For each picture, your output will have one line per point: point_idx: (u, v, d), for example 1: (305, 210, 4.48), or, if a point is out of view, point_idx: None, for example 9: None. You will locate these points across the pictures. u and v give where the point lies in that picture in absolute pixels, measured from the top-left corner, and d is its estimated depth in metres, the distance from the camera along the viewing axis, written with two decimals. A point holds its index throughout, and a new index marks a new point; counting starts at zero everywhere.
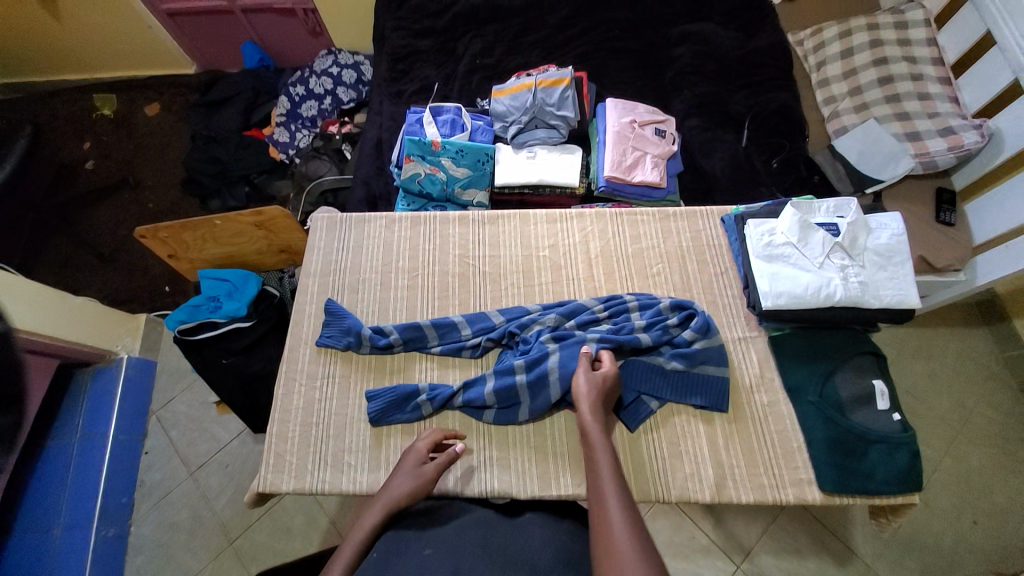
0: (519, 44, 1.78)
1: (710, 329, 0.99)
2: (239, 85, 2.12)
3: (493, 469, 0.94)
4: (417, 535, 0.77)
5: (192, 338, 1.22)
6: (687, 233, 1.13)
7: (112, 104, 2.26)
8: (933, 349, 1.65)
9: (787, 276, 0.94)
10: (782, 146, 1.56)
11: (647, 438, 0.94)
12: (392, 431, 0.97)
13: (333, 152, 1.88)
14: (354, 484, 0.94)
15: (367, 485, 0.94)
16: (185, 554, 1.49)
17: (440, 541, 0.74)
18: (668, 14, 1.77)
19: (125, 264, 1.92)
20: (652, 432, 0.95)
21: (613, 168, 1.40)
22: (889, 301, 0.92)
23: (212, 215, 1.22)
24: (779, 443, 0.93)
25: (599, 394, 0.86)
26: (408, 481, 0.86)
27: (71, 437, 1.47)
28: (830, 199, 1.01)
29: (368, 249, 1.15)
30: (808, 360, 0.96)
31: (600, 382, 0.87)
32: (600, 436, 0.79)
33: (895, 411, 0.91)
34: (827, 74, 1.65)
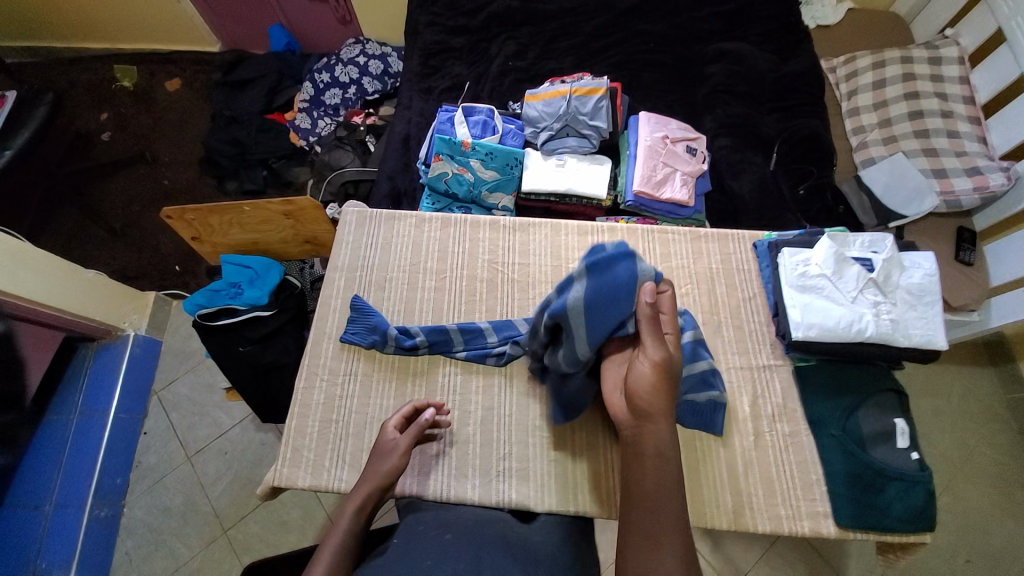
0: (552, 50, 1.77)
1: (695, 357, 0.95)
2: (264, 67, 2.10)
3: (513, 479, 0.94)
4: (436, 536, 0.77)
5: (209, 323, 1.21)
6: (717, 255, 1.13)
7: (134, 76, 2.24)
8: (939, 386, 1.66)
9: (820, 308, 0.95)
10: (810, 173, 1.55)
11: None
12: None
13: (357, 143, 1.87)
14: None
15: None
16: (181, 538, 1.48)
17: (459, 530, 0.79)
18: (703, 31, 1.77)
19: (136, 239, 1.89)
20: None
21: (642, 182, 1.40)
22: (919, 341, 0.92)
23: (241, 201, 1.21)
24: (798, 474, 0.94)
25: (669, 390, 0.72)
26: (394, 457, 0.85)
27: (70, 415, 1.48)
28: (865, 234, 1.01)
29: (397, 247, 1.15)
30: (833, 393, 0.96)
31: (670, 370, 0.72)
32: (670, 449, 0.69)
33: (914, 451, 0.90)
34: (858, 104, 1.65)
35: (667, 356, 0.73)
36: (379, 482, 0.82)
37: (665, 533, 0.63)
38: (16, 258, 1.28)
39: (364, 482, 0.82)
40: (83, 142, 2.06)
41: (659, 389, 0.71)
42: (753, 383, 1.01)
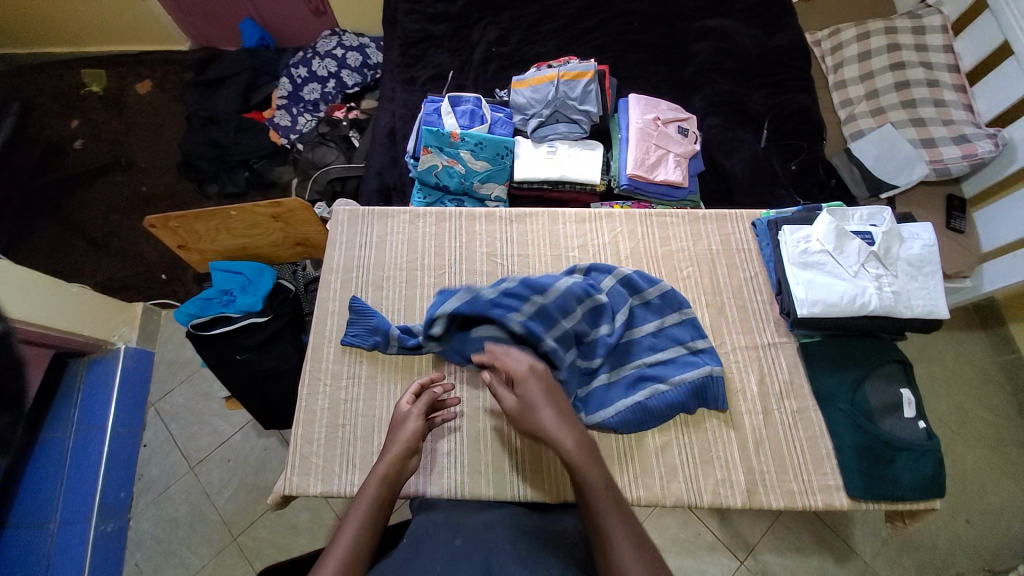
0: (536, 34, 1.73)
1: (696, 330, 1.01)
2: (238, 65, 2.03)
3: (526, 473, 0.94)
4: (452, 532, 0.77)
5: (204, 333, 1.18)
6: (717, 236, 1.13)
7: (103, 81, 2.15)
8: (932, 352, 1.69)
9: (824, 284, 0.95)
10: (801, 148, 1.55)
11: (678, 443, 0.95)
12: None
13: (341, 139, 1.82)
14: None
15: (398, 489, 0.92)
16: (189, 550, 1.46)
17: (470, 533, 0.75)
18: (688, 8, 1.75)
19: (117, 249, 1.83)
20: (684, 437, 0.95)
21: (636, 166, 1.38)
22: (921, 311, 0.93)
23: (228, 205, 1.16)
24: (808, 449, 0.95)
25: (545, 393, 0.78)
26: (414, 426, 0.84)
27: (66, 432, 1.40)
28: (863, 208, 1.01)
29: (392, 245, 1.12)
30: (840, 368, 0.96)
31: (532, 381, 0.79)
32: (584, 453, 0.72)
33: (920, 420, 0.92)
34: (844, 76, 1.65)
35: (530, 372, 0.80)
36: (398, 457, 0.81)
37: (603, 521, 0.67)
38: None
39: (382, 459, 0.81)
40: (54, 151, 1.98)
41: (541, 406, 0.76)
42: (760, 361, 1.01)
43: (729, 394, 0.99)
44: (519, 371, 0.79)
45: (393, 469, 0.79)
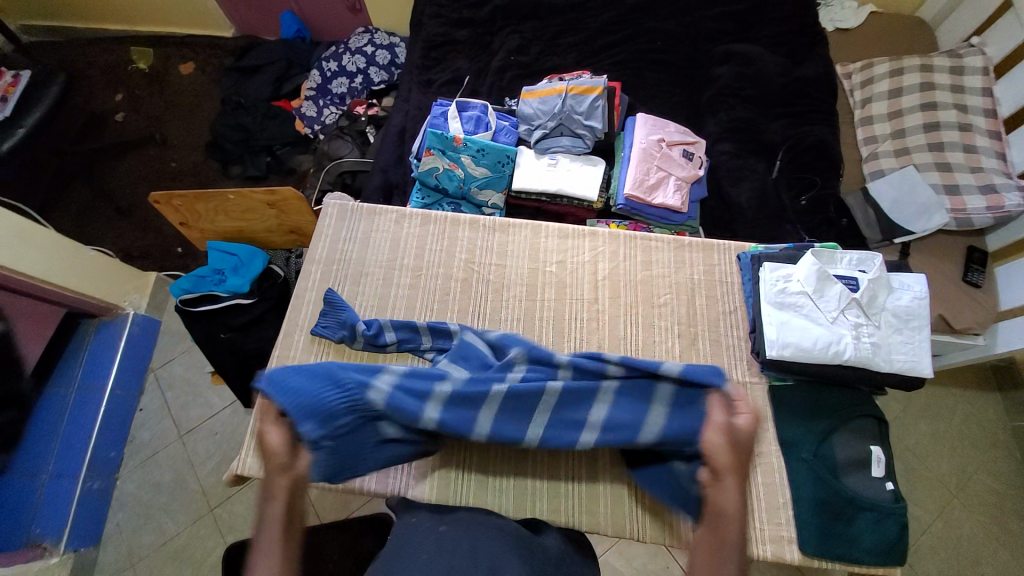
0: (557, 45, 1.74)
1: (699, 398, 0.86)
2: (273, 54, 2.11)
3: (469, 491, 0.94)
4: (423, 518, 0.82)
5: (192, 309, 1.24)
6: (700, 265, 1.11)
7: (150, 59, 2.28)
8: (941, 409, 1.58)
9: (798, 327, 0.95)
10: (813, 184, 1.49)
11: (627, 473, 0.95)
12: None
13: (357, 134, 1.85)
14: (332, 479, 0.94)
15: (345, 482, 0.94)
16: (165, 515, 1.51)
17: (454, 520, 0.80)
18: (714, 29, 1.70)
19: (141, 219, 1.93)
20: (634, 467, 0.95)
21: (634, 186, 1.36)
22: (901, 367, 0.94)
23: (227, 189, 1.22)
24: (766, 497, 0.91)
25: (733, 447, 0.79)
26: (282, 440, 0.78)
27: (68, 389, 1.47)
28: (855, 252, 1.01)
29: (375, 242, 1.14)
30: (810, 417, 0.93)
31: (730, 433, 0.80)
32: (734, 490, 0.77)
33: (888, 481, 0.89)
34: (871, 112, 1.58)
35: (734, 427, 0.80)
36: (284, 467, 0.76)
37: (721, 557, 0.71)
38: (9, 228, 1.25)
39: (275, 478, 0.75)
40: (98, 123, 2.11)
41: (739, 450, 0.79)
42: None
43: None
44: (716, 423, 0.81)
45: (287, 481, 0.75)
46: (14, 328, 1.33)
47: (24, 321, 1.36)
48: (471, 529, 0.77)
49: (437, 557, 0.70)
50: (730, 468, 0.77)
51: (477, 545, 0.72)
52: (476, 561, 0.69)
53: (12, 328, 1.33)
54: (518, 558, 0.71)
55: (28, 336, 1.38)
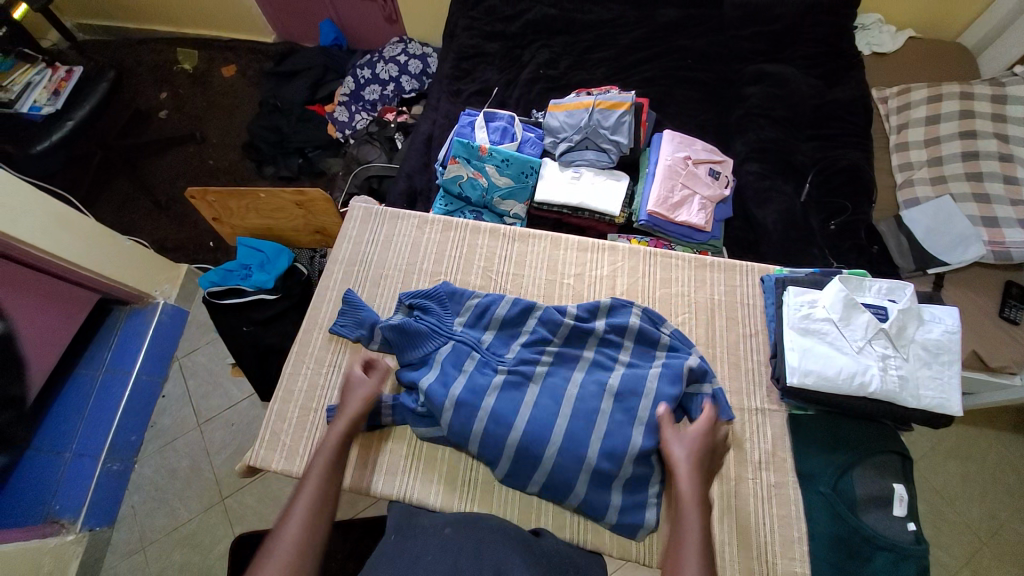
0: (586, 60, 1.75)
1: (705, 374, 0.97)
2: (310, 61, 2.19)
3: (475, 492, 0.94)
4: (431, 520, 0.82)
5: (218, 302, 1.28)
6: (722, 286, 1.11)
7: (194, 61, 2.39)
8: (971, 449, 1.51)
9: (821, 354, 0.95)
10: (844, 209, 1.46)
11: None
12: (383, 437, 0.99)
13: (386, 140, 1.88)
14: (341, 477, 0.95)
15: (353, 481, 0.95)
16: (178, 501, 1.52)
17: (458, 523, 0.78)
18: (747, 50, 1.69)
19: (176, 212, 2.00)
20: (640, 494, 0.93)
21: (658, 203, 1.35)
22: (928, 403, 0.92)
23: (259, 187, 1.26)
24: (779, 529, 0.91)
25: (694, 459, 0.84)
26: (366, 391, 0.94)
27: (97, 370, 1.53)
28: (884, 281, 1.00)
29: (396, 246, 1.17)
30: (830, 450, 0.95)
31: (690, 444, 0.86)
32: (694, 505, 0.79)
33: (910, 521, 0.89)
34: (907, 139, 1.53)
35: (687, 442, 0.86)
36: (355, 414, 0.91)
37: (677, 561, 0.73)
38: (47, 213, 1.30)
39: (341, 418, 0.90)
40: (142, 119, 2.21)
41: (700, 461, 0.84)
42: (743, 426, 0.98)
43: None
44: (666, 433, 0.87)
45: (350, 427, 0.90)
46: (15, 328, 1.27)
47: (24, 318, 1.29)
48: (477, 531, 0.76)
49: (441, 558, 0.69)
50: (687, 470, 0.82)
51: (481, 544, 0.72)
52: (481, 562, 0.69)
53: (12, 328, 1.26)
54: (521, 558, 0.71)
55: (53, 326, 1.38)
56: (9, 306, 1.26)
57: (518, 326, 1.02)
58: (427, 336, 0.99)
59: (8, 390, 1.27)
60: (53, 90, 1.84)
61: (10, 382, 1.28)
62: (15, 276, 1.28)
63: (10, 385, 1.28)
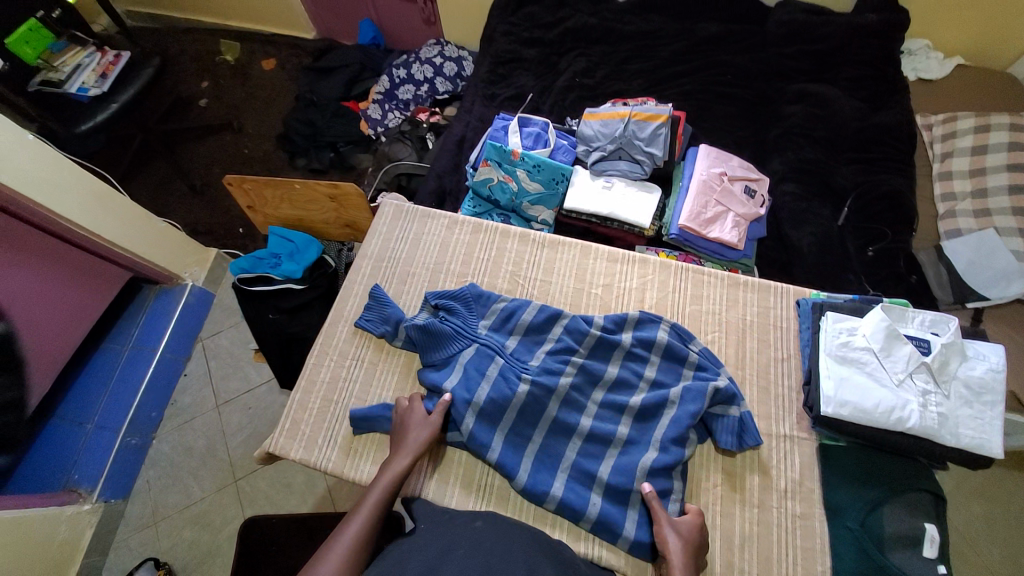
0: (623, 71, 1.74)
1: (734, 399, 0.94)
2: (348, 58, 2.22)
3: (490, 496, 0.92)
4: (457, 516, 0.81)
5: (247, 288, 1.30)
6: (754, 306, 1.09)
7: (236, 52, 2.45)
8: (1004, 494, 1.44)
9: (857, 385, 0.91)
10: (882, 235, 1.41)
11: None
12: None
13: (417, 139, 1.89)
14: (357, 472, 0.94)
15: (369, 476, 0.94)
16: (191, 480, 1.54)
17: (488, 518, 0.78)
18: (789, 68, 1.66)
19: (209, 197, 2.05)
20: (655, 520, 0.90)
21: (690, 218, 1.33)
22: (968, 443, 0.87)
23: (295, 179, 1.28)
24: (803, 562, 0.88)
25: (691, 549, 0.80)
26: (422, 431, 0.88)
27: (123, 346, 1.55)
28: (928, 313, 0.97)
29: (425, 244, 1.17)
30: (859, 484, 0.91)
31: (686, 534, 0.81)
32: None
33: (942, 564, 0.84)
34: (951, 168, 1.48)
35: (684, 532, 0.81)
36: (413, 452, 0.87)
37: None
38: (87, 191, 1.34)
39: (401, 453, 0.87)
40: (183, 106, 2.27)
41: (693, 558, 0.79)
42: (769, 451, 0.96)
43: (727, 479, 0.93)
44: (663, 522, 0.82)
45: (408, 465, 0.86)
46: (14, 328, 1.23)
47: (51, 295, 1.30)
48: (508, 527, 0.75)
49: (473, 553, 0.67)
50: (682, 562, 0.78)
51: (510, 544, 0.71)
52: (514, 556, 0.68)
53: (28, 317, 1.25)
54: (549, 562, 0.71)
55: (81, 304, 1.39)
56: (16, 296, 1.23)
57: (545, 334, 1.01)
58: (450, 337, 0.98)
59: (5, 395, 1.22)
60: (100, 74, 1.88)
61: (8, 386, 1.23)
62: (54, 249, 1.31)
63: (6, 389, 1.23)
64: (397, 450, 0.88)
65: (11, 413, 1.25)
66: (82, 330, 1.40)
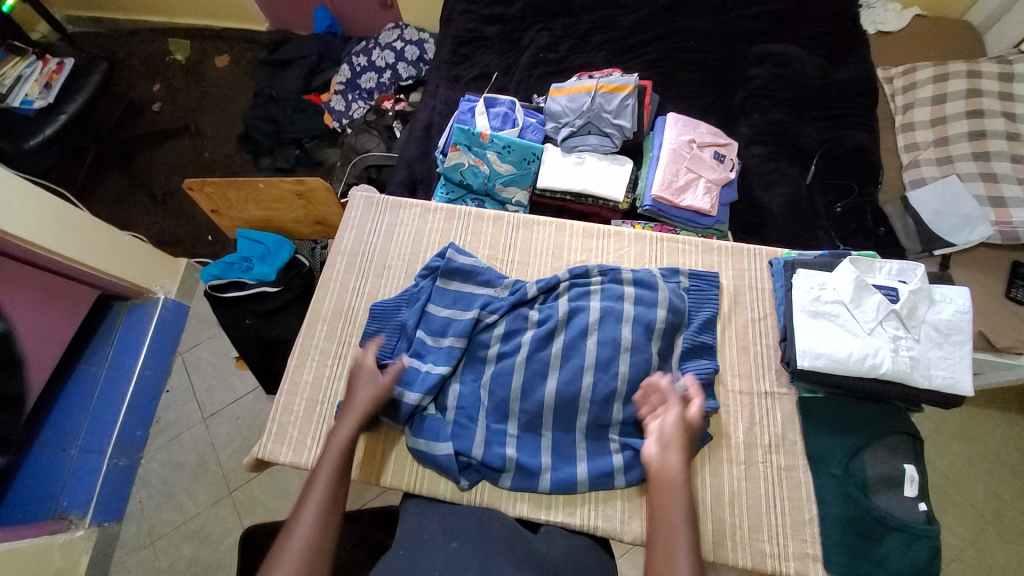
0: (587, 43, 1.71)
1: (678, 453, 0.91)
2: (305, 49, 2.15)
3: (483, 494, 0.94)
4: (442, 525, 0.83)
5: (220, 295, 1.27)
6: (730, 270, 1.11)
7: (187, 51, 2.34)
8: (975, 431, 1.51)
9: (831, 338, 0.94)
10: (850, 190, 1.44)
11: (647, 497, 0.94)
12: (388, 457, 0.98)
13: (384, 129, 1.84)
14: None
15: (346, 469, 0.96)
16: (185, 495, 1.52)
17: (466, 536, 0.80)
18: (751, 30, 1.66)
19: (175, 206, 1.98)
20: None
21: (663, 187, 1.34)
22: (939, 383, 0.91)
23: (258, 178, 1.25)
24: (790, 512, 0.92)
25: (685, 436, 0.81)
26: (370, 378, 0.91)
27: (100, 366, 1.51)
28: (895, 262, 1.00)
29: (399, 236, 1.16)
30: (839, 431, 0.94)
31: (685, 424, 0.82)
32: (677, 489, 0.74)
33: (921, 502, 0.89)
34: (913, 119, 1.51)
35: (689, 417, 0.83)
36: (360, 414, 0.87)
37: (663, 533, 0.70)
38: (42, 208, 1.27)
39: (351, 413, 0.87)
40: (135, 112, 2.17)
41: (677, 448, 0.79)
42: (753, 411, 0.99)
43: (713, 440, 0.97)
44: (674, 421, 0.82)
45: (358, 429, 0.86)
46: (15, 329, 1.25)
47: (23, 327, 1.27)
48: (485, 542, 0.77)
49: (451, 571, 0.70)
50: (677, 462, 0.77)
51: (486, 561, 0.72)
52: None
53: (3, 339, 1.22)
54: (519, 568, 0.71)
55: (51, 326, 1.35)
56: (4, 317, 1.22)
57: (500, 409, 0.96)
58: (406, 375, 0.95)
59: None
60: (44, 82, 1.79)
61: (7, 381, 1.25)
62: (17, 275, 1.26)
63: (9, 383, 1.25)
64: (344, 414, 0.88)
65: (11, 408, 1.28)
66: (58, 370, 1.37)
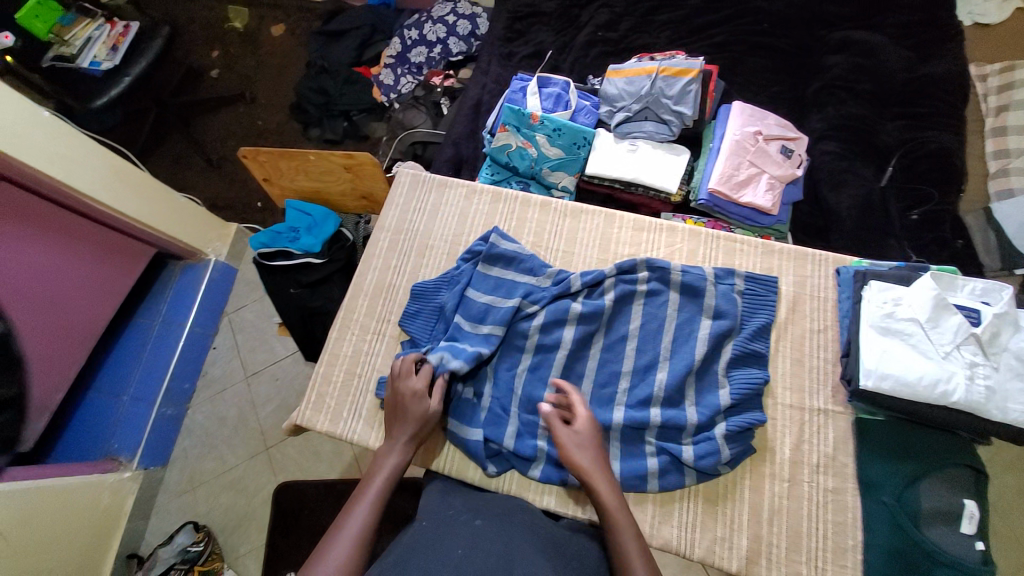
0: (649, 22, 1.62)
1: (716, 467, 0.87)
2: (359, 20, 2.13)
3: (512, 484, 0.93)
4: (470, 509, 0.82)
5: (268, 262, 1.31)
6: (791, 275, 1.04)
7: (245, 18, 2.38)
8: None
9: (900, 359, 0.87)
10: (929, 196, 1.31)
11: (680, 505, 0.89)
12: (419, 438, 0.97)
13: (432, 105, 1.82)
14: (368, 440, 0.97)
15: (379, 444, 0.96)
16: (224, 448, 1.60)
17: (490, 517, 0.79)
18: (832, 14, 1.53)
19: (227, 171, 2.04)
20: (687, 499, 0.90)
21: (720, 181, 1.26)
22: (1016, 419, 0.82)
23: (309, 149, 1.26)
24: (832, 536, 0.87)
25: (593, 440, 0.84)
26: (422, 404, 0.87)
27: (153, 320, 1.58)
28: (979, 280, 0.91)
29: (444, 216, 1.14)
30: (897, 457, 0.88)
31: (584, 430, 0.85)
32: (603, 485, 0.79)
33: (979, 540, 0.82)
34: (1008, 122, 1.35)
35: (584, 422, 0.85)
36: (411, 437, 0.85)
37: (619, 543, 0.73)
38: (104, 165, 1.33)
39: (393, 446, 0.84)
40: (195, 77, 2.23)
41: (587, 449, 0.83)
42: (802, 427, 0.93)
43: (754, 453, 0.92)
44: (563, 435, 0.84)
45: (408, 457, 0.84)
46: (67, 294, 1.30)
47: (86, 278, 1.34)
48: (515, 529, 0.76)
49: (473, 550, 0.69)
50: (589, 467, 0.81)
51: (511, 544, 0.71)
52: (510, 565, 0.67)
53: (67, 289, 1.30)
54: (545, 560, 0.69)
55: (110, 280, 1.42)
56: (64, 273, 1.29)
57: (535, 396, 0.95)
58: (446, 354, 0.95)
59: (62, 349, 1.31)
60: (111, 45, 1.87)
61: (10, 379, 1.19)
62: (80, 229, 1.33)
63: (59, 350, 1.30)
64: (393, 435, 0.85)
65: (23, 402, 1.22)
66: (91, 349, 1.38)
